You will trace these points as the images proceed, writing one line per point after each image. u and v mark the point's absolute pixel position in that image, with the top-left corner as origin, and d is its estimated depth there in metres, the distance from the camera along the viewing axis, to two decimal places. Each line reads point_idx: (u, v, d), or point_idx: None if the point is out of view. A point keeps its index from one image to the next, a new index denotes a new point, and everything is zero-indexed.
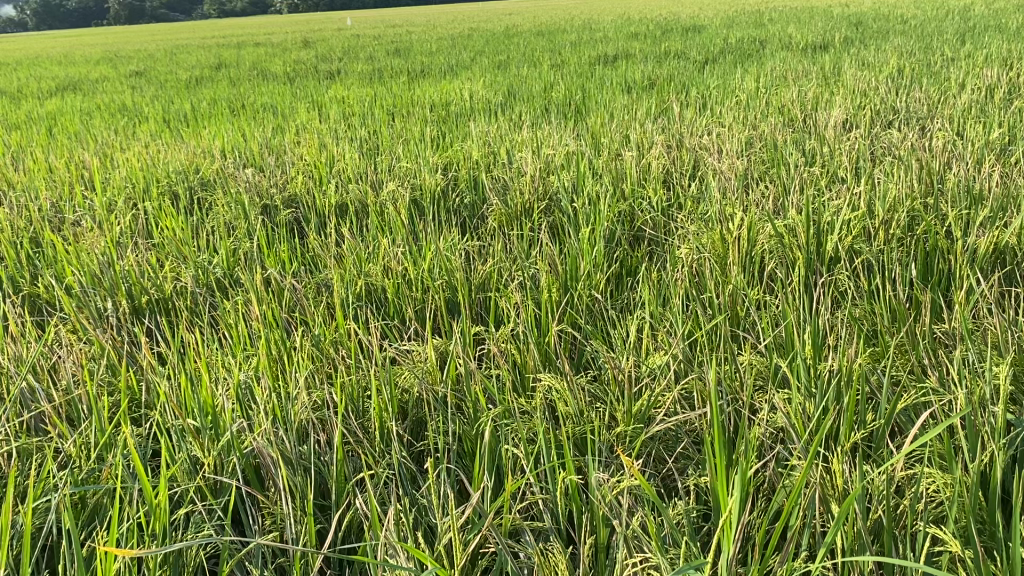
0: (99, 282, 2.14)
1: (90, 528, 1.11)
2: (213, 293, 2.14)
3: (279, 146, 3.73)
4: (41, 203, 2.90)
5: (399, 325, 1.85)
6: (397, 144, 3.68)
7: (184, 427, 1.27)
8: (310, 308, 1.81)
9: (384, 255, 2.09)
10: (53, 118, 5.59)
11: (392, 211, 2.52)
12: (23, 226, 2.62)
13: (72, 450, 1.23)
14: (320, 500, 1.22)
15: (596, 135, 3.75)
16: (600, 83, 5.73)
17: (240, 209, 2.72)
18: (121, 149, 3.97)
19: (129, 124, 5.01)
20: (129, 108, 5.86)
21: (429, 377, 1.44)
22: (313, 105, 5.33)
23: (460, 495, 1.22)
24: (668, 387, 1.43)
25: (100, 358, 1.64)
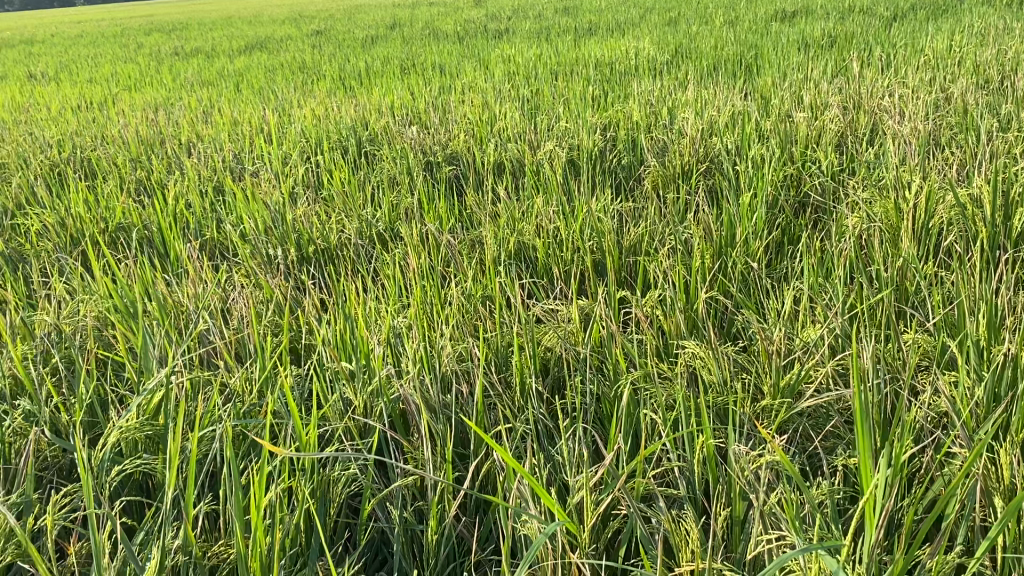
0: (272, 231, 2.28)
1: (248, 458, 1.21)
2: (374, 245, 2.23)
3: (444, 104, 3.81)
4: (225, 156, 3.10)
5: (546, 284, 1.87)
6: (559, 103, 3.67)
7: (336, 370, 1.34)
8: (462, 263, 1.85)
9: (538, 214, 2.10)
10: (242, 74, 5.94)
11: (548, 171, 2.52)
12: (208, 177, 2.82)
13: (238, 385, 1.33)
14: (460, 449, 1.26)
15: (764, 96, 3.58)
16: (775, 40, 5.46)
17: (404, 165, 2.81)
18: (299, 105, 4.17)
19: (308, 81, 5.26)
20: (309, 66, 6.15)
21: (572, 338, 1.45)
22: (480, 64, 5.41)
23: (596, 455, 1.23)
24: (820, 361, 1.37)
25: (268, 301, 1.75)
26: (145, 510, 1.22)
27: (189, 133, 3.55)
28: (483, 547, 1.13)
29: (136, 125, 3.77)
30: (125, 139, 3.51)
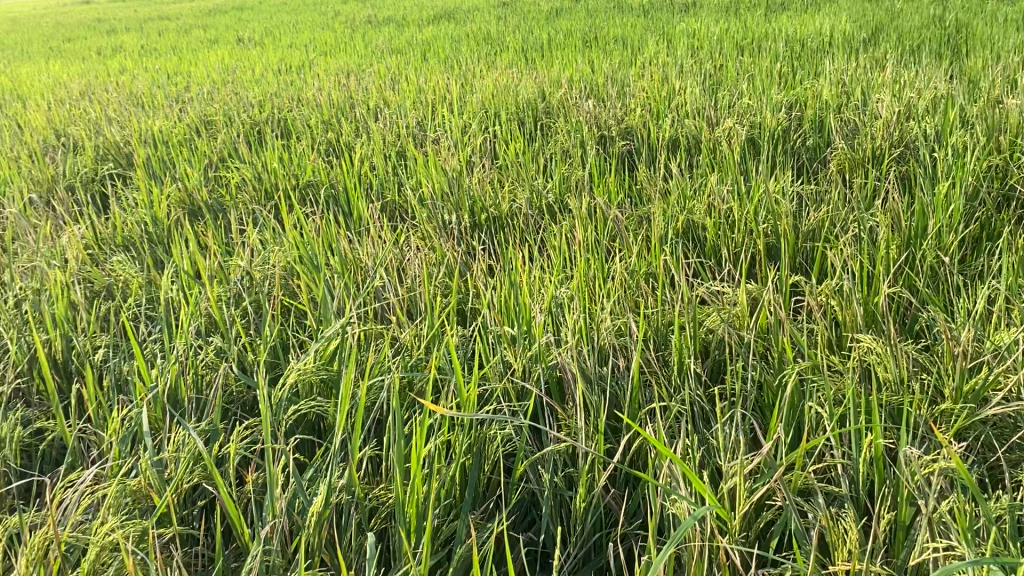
0: (447, 196, 2.34)
1: (411, 410, 1.26)
2: (544, 216, 2.25)
3: (624, 78, 3.77)
4: (408, 122, 3.21)
5: (715, 266, 1.82)
6: (743, 80, 3.54)
7: (498, 334, 1.38)
8: (630, 239, 1.83)
9: (712, 194, 2.05)
10: (429, 44, 6.13)
11: (726, 149, 2.45)
12: (391, 142, 2.94)
13: (406, 340, 1.39)
14: (614, 422, 1.26)
15: (973, 79, 3.31)
16: (991, 18, 5.01)
17: (578, 137, 2.81)
18: (481, 75, 4.25)
19: (492, 52, 5.34)
20: (494, 37, 6.24)
21: (738, 322, 1.41)
22: (663, 38, 5.30)
23: (753, 443, 1.20)
24: (1012, 368, 1.26)
25: (440, 263, 1.81)
26: (315, 450, 1.31)
27: (376, 99, 3.71)
28: (631, 521, 1.13)
29: (330, 89, 3.97)
30: (319, 102, 3.71)
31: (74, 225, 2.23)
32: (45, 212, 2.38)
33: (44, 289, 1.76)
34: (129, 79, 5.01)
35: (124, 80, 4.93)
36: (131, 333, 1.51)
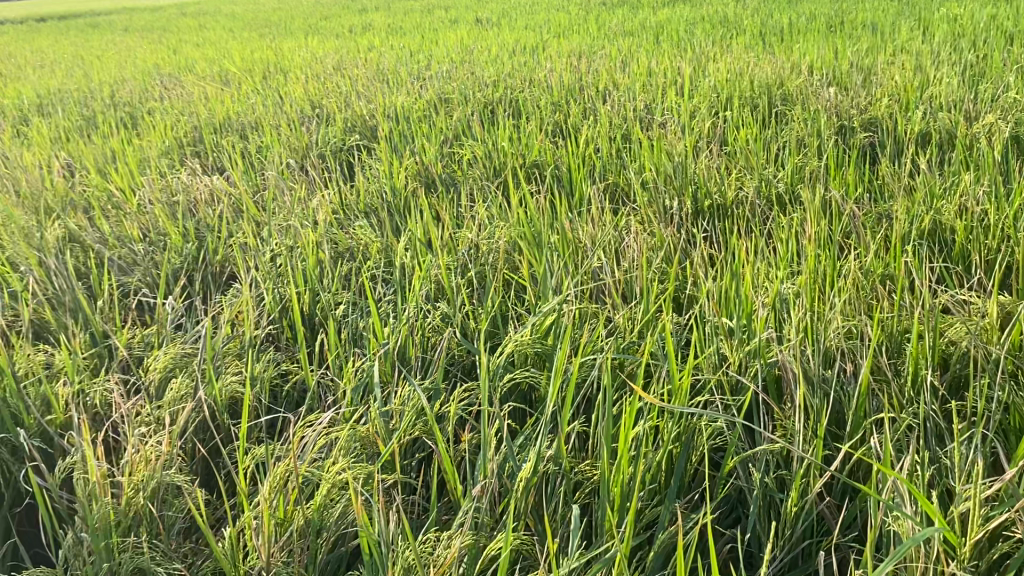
0: (672, 181, 2.31)
1: (622, 392, 1.28)
2: (772, 208, 2.16)
3: (871, 65, 3.53)
4: (637, 104, 3.20)
5: (962, 273, 1.67)
6: (1011, 70, 3.20)
7: (716, 324, 1.35)
8: (866, 237, 1.72)
9: (965, 195, 1.88)
10: (663, 26, 6.04)
11: (985, 147, 2.23)
12: (618, 124, 2.94)
13: (623, 322, 1.40)
14: (833, 428, 1.21)
15: None
16: None
17: (816, 127, 2.67)
18: (714, 59, 4.14)
19: (727, 36, 5.18)
20: (730, 20, 6.05)
21: (984, 336, 1.29)
22: (919, 24, 4.89)
23: (992, 469, 1.10)
24: None
25: (660, 248, 1.80)
26: (527, 419, 1.36)
27: (606, 81, 3.72)
28: (845, 533, 1.08)
29: (561, 70, 4.03)
30: (550, 83, 3.77)
31: (324, 191, 2.43)
32: (300, 177, 2.61)
33: (297, 247, 1.94)
34: (377, 57, 5.35)
35: (372, 57, 5.27)
36: (368, 292, 1.64)
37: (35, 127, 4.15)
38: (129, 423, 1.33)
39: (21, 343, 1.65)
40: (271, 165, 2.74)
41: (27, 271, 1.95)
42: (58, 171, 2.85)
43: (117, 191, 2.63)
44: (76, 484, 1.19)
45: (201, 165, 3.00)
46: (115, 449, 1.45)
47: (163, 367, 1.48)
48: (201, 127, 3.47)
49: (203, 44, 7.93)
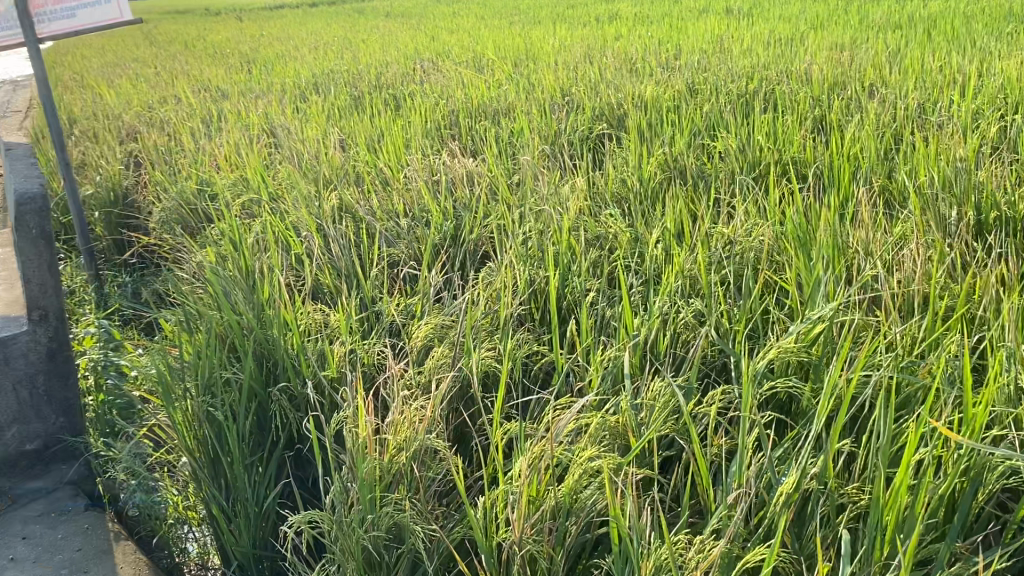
0: (951, 187, 2.12)
1: (897, 414, 1.19)
2: None
3: None
4: (908, 102, 2.96)
5: None
6: None
7: (1014, 350, 1.22)
8: None
9: None
10: (936, 19, 5.54)
11: None
12: (888, 123, 2.73)
13: (899, 339, 1.30)
14: None
15: None
16: None
17: None
18: (1001, 55, 3.73)
19: (1016, 31, 4.66)
20: (1018, 14, 5.44)
21: None
22: None
23: None
24: None
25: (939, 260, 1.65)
26: (788, 429, 1.30)
27: (873, 77, 3.47)
28: None
29: (821, 63, 3.81)
30: (809, 76, 3.58)
31: (574, 180, 2.45)
32: (551, 163, 2.66)
33: (548, 232, 1.98)
34: (626, 46, 5.34)
35: (620, 46, 5.27)
36: (621, 282, 1.64)
37: (311, 106, 4.53)
38: (395, 386, 1.46)
39: (306, 304, 1.85)
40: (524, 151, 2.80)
41: (310, 236, 2.15)
42: (334, 144, 3.09)
43: (383, 166, 2.82)
44: (349, 438, 1.33)
45: (459, 148, 3.13)
46: (380, 407, 1.59)
47: (424, 336, 1.61)
48: (458, 111, 3.63)
49: (457, 31, 8.29)
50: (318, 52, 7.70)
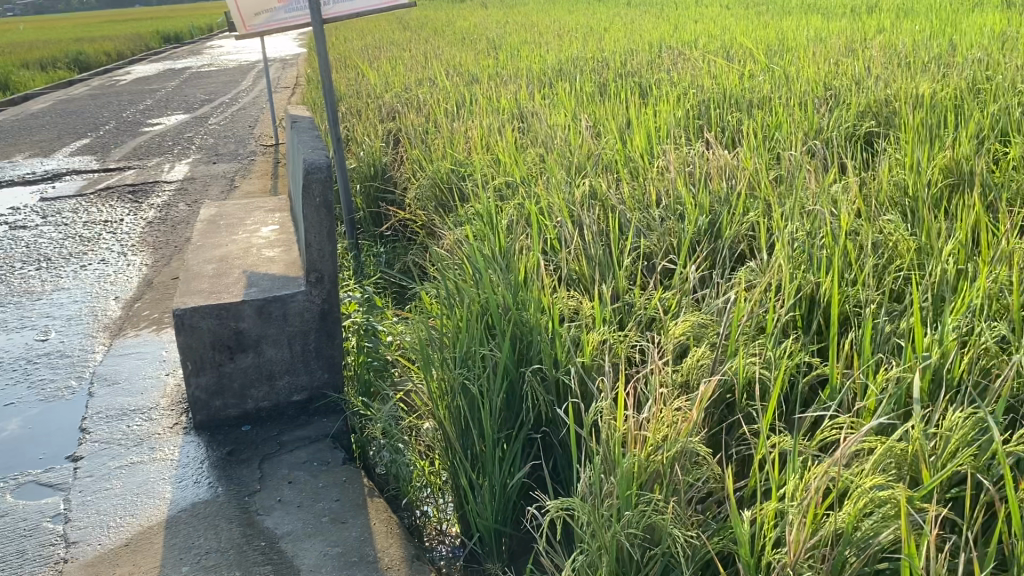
0: None
1: None
2: None
3: None
4: None
5: None
6: None
7: None
8: None
9: None
10: None
11: None
12: None
13: None
14: None
15: None
16: None
17: None
18: None
19: None
20: None
21: None
22: None
23: None
24: None
25: None
26: None
27: None
28: None
29: None
30: None
31: (835, 191, 2.44)
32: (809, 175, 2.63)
33: (813, 269, 2.03)
34: (895, 38, 5.02)
35: (887, 40, 4.96)
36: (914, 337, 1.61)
37: (564, 103, 4.72)
38: (658, 386, 1.69)
39: (570, 330, 2.17)
40: (784, 158, 2.81)
41: (569, 271, 2.49)
42: (590, 164, 3.32)
43: (637, 188, 2.99)
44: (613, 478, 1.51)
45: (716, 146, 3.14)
46: (640, 400, 1.81)
47: (689, 366, 1.78)
48: (708, 120, 3.67)
49: (703, 20, 8.13)
50: (563, 45, 7.93)
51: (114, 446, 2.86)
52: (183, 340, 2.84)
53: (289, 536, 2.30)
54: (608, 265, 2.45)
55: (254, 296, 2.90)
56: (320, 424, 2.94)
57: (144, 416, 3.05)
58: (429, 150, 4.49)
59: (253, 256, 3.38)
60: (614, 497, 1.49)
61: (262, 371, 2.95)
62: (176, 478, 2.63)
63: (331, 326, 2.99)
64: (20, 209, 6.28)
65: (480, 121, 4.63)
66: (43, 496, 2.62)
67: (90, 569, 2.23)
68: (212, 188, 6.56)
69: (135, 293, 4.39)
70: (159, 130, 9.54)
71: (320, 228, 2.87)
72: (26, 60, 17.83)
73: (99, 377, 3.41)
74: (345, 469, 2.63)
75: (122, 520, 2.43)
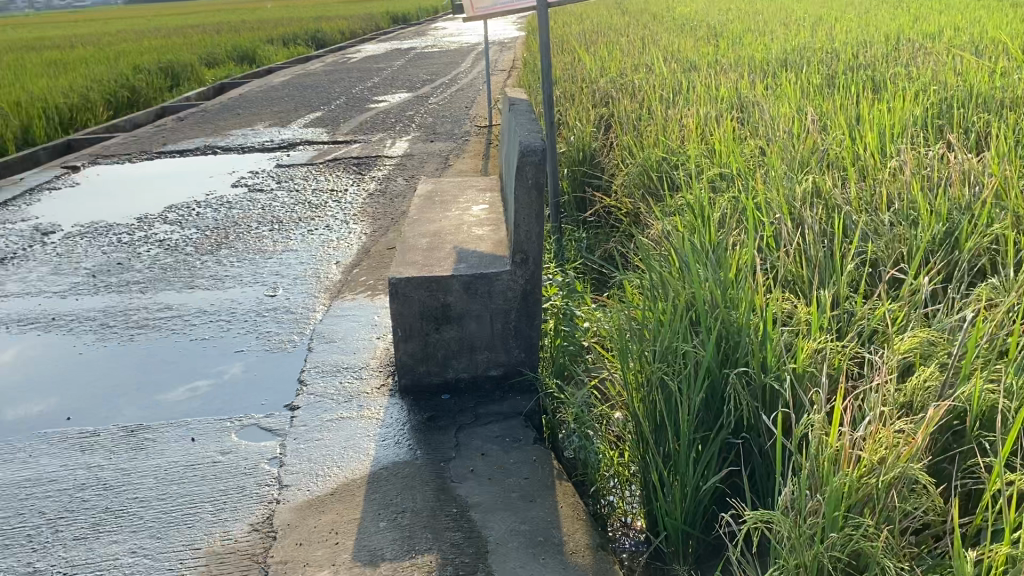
0: None
1: None
2: None
3: None
4: None
5: None
6: None
7: None
8: None
9: None
10: None
11: None
12: None
13: None
14: None
15: None
16: None
17: None
18: None
19: None
20: None
21: None
22: None
23: None
24: None
25: None
26: None
27: None
28: None
29: None
30: None
31: None
32: None
33: None
34: None
35: None
36: None
37: (787, 96, 4.53)
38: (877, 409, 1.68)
39: (781, 334, 2.10)
40: None
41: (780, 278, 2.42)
42: (811, 163, 3.17)
43: (865, 189, 2.83)
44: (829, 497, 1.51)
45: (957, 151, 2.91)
46: (858, 420, 1.80)
47: (912, 390, 1.74)
48: (950, 121, 3.40)
49: (951, 12, 7.49)
50: (789, 35, 7.58)
51: (327, 400, 3.07)
52: (395, 309, 3.02)
53: (479, 507, 2.37)
54: (828, 270, 2.34)
55: (463, 271, 3.03)
56: (515, 401, 3.00)
57: (355, 375, 3.25)
58: (642, 138, 4.46)
59: (464, 233, 3.51)
60: (819, 516, 1.52)
61: (464, 344, 3.06)
62: (380, 437, 2.79)
63: (532, 307, 3.05)
64: (259, 174, 6.86)
65: (696, 111, 4.54)
66: (263, 438, 2.86)
67: (300, 511, 2.42)
68: (428, 164, 6.87)
69: (353, 260, 4.67)
70: (383, 107, 10.09)
71: (529, 209, 2.92)
72: (272, 37, 19.41)
73: (317, 335, 3.67)
74: (536, 448, 2.68)
75: (329, 470, 2.61)
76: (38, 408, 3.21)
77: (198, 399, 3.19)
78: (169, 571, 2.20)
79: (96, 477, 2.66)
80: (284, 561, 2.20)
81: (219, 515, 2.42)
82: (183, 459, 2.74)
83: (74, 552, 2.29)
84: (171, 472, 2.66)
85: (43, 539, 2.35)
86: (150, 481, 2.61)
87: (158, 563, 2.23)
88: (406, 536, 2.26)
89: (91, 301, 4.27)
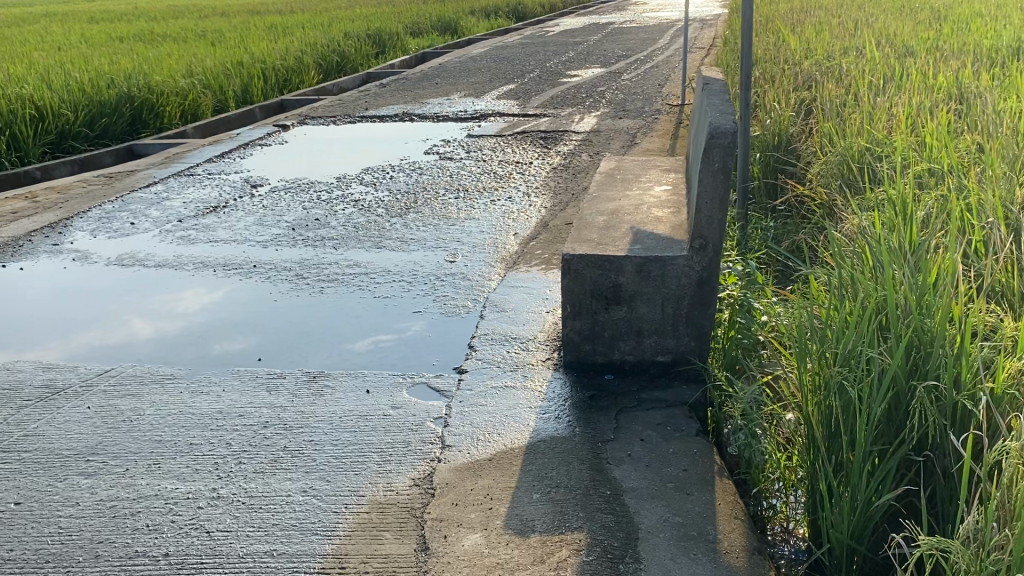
0: None
1: None
2: None
3: None
4: None
5: None
6: None
7: None
8: None
9: None
10: None
11: None
12: None
13: None
14: None
15: None
16: None
17: None
18: None
19: None
20: None
21: None
22: None
23: None
24: None
25: None
26: None
27: None
28: None
29: None
30: None
31: None
32: None
33: None
34: None
35: None
36: None
37: (1016, 91, 4.13)
38: None
39: (981, 352, 1.94)
40: None
41: (988, 294, 2.21)
42: None
43: None
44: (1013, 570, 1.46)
45: None
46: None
47: None
48: None
49: None
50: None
51: (494, 368, 3.14)
52: (567, 285, 3.04)
53: (634, 493, 2.35)
54: None
55: (637, 253, 2.99)
56: (679, 390, 2.94)
57: (522, 346, 3.30)
58: (845, 125, 4.19)
59: (643, 214, 3.45)
60: (1006, 553, 1.49)
61: (632, 326, 3.03)
62: (541, 410, 2.82)
63: (707, 296, 2.97)
64: (450, 143, 7.06)
65: (907, 100, 4.22)
66: (431, 398, 2.97)
67: (459, 471, 2.49)
68: (614, 142, 6.81)
69: (532, 232, 4.73)
70: (576, 81, 10.08)
71: (712, 195, 2.84)
72: (474, 9, 19.83)
73: (490, 303, 3.74)
74: (697, 441, 2.61)
75: (490, 436, 2.67)
76: (236, 346, 3.49)
77: (375, 354, 3.35)
78: (334, 513, 2.33)
79: (278, 417, 2.86)
80: (439, 519, 2.28)
81: (384, 466, 2.54)
82: (357, 409, 2.90)
83: (253, 484, 2.48)
84: (344, 420, 2.82)
85: (229, 468, 2.57)
86: (324, 427, 2.78)
87: (326, 505, 2.37)
88: (558, 511, 2.28)
89: (288, 252, 4.58)
